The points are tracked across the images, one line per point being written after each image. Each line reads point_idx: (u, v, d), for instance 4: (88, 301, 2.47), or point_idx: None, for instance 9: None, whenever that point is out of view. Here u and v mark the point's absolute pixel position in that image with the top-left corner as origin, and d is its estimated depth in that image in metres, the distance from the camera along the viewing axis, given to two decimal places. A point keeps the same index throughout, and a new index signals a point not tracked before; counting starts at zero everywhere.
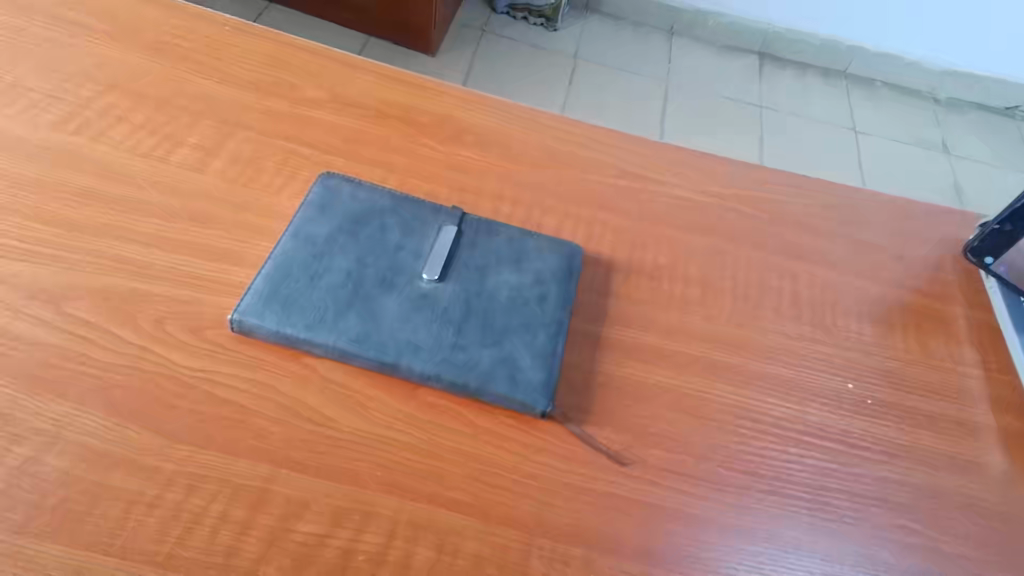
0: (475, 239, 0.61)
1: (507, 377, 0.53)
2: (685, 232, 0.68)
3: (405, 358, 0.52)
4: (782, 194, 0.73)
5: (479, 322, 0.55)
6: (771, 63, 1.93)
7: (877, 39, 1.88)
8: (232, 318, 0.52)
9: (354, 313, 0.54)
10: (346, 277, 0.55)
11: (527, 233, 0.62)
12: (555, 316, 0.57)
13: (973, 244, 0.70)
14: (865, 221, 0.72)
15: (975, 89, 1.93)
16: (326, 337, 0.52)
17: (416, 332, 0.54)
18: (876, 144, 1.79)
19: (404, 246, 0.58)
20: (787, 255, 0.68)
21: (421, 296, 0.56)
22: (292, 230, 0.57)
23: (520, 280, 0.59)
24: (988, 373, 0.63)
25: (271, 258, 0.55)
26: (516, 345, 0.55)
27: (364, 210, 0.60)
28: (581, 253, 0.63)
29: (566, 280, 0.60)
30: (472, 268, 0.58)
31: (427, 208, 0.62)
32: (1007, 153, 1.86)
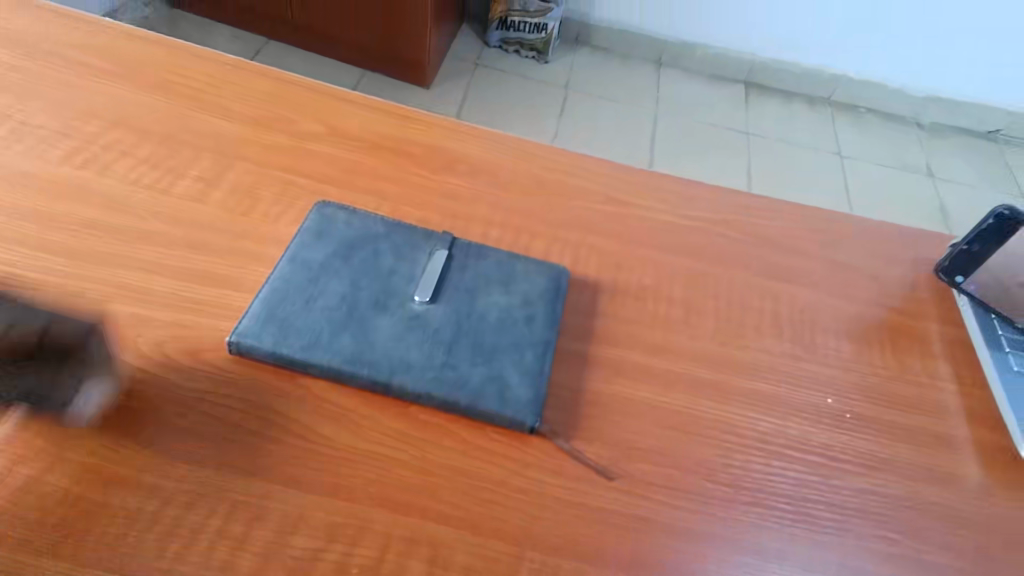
0: (464, 261, 0.63)
1: (497, 394, 0.55)
2: (669, 254, 0.71)
3: (398, 376, 0.54)
4: (761, 217, 0.76)
5: (469, 341, 0.57)
6: (756, 91, 1.99)
7: (859, 66, 1.94)
8: (231, 340, 0.54)
9: (349, 333, 0.56)
10: (340, 300, 0.57)
11: (515, 256, 0.65)
12: (543, 335, 0.60)
13: (943, 263, 0.72)
14: (842, 242, 0.75)
15: (955, 113, 1.99)
16: (322, 357, 0.54)
17: (409, 352, 0.56)
18: (859, 167, 1.84)
19: (396, 268, 0.61)
20: (767, 275, 0.70)
21: (413, 316, 0.58)
22: (289, 255, 0.60)
23: (508, 300, 0.61)
24: (964, 387, 0.65)
25: (268, 280, 0.58)
26: (506, 363, 0.57)
27: (358, 236, 0.63)
28: (567, 276, 0.65)
29: (554, 301, 0.62)
30: (462, 289, 0.61)
31: (419, 234, 0.64)
32: (993, 175, 1.90)
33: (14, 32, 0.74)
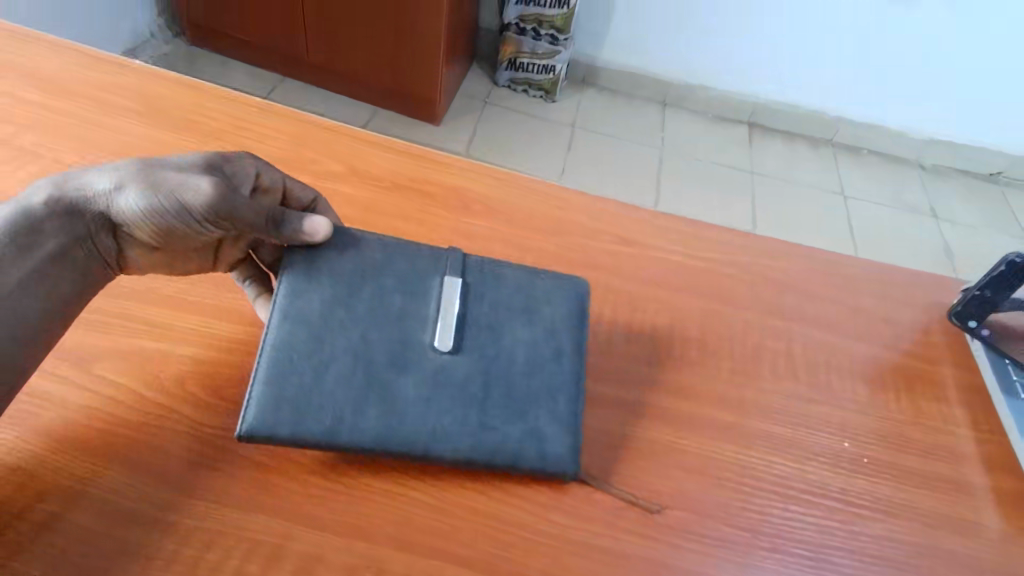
0: (480, 292, 0.59)
1: (539, 448, 0.54)
2: (683, 295, 0.71)
3: (434, 445, 0.52)
4: (773, 259, 0.77)
5: (500, 392, 0.55)
6: (759, 132, 2.02)
7: (861, 110, 1.97)
8: (241, 431, 0.49)
9: (373, 404, 0.52)
10: (355, 362, 0.53)
11: (530, 274, 0.62)
12: (572, 374, 0.58)
13: (957, 307, 0.72)
14: (853, 284, 0.76)
15: (956, 157, 2.01)
16: (348, 437, 0.50)
17: (441, 416, 0.53)
18: (862, 208, 1.85)
19: (407, 311, 0.56)
20: (780, 317, 0.71)
21: (438, 370, 0.54)
22: (281, 308, 0.53)
23: (533, 335, 0.59)
24: (980, 433, 0.65)
25: (268, 342, 0.52)
26: (541, 414, 0.55)
27: (358, 271, 0.57)
28: (588, 291, 0.63)
29: (577, 325, 0.60)
30: (484, 326, 0.58)
31: (425, 258, 0.59)
32: (996, 218, 1.92)
33: (45, 72, 0.77)
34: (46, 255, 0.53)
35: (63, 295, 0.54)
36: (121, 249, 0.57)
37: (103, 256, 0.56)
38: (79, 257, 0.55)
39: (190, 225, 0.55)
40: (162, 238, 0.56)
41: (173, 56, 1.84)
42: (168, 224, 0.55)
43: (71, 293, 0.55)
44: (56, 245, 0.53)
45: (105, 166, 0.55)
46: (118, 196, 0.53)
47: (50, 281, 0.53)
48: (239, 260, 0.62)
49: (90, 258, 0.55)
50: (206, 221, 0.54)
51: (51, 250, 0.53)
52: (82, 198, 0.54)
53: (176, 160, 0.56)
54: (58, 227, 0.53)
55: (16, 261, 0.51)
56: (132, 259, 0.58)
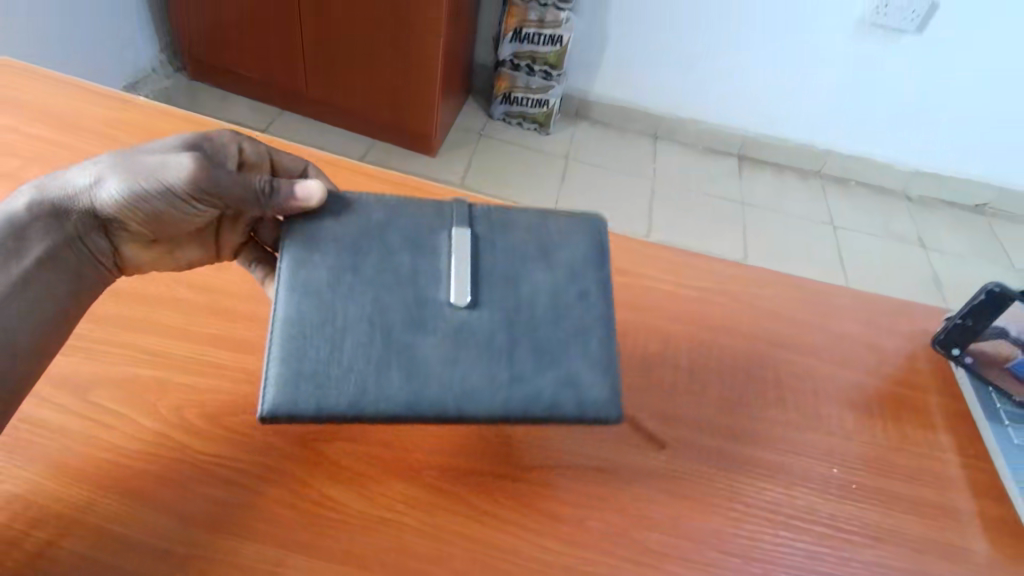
0: (494, 241, 0.57)
1: (576, 397, 0.53)
2: (673, 323, 0.73)
3: (465, 406, 0.51)
4: (761, 287, 0.79)
5: (528, 342, 0.54)
6: (749, 164, 2.06)
7: (848, 143, 2.02)
8: (261, 413, 0.48)
9: (395, 370, 0.51)
10: (371, 330, 0.52)
11: (543, 216, 0.60)
12: (600, 314, 0.56)
13: (939, 336, 0.73)
14: (840, 312, 0.77)
15: (942, 188, 2.06)
16: (374, 408, 0.50)
17: (469, 374, 0.52)
18: (851, 238, 1.88)
19: (417, 270, 0.55)
20: (768, 344, 0.72)
21: (458, 327, 0.53)
22: (288, 281, 0.52)
23: (555, 279, 0.57)
24: (966, 459, 0.66)
25: (278, 320, 0.51)
26: (573, 360, 0.54)
27: (362, 234, 0.55)
28: (607, 227, 0.61)
29: (599, 262, 0.58)
30: (503, 276, 0.56)
31: (430, 212, 0.58)
32: (983, 247, 1.95)
33: (50, 108, 0.79)
34: (38, 255, 0.55)
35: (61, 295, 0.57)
36: (115, 246, 0.60)
37: (99, 257, 0.59)
38: (71, 258, 0.57)
39: (178, 205, 0.57)
40: (153, 224, 0.59)
41: (173, 90, 1.88)
42: (157, 208, 0.57)
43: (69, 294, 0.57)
44: (46, 247, 0.56)
45: (80, 166, 0.58)
46: (99, 190, 0.56)
47: (42, 282, 0.55)
48: (241, 245, 0.66)
49: (85, 258, 0.58)
50: (191, 198, 0.57)
51: (44, 250, 0.56)
52: (65, 197, 0.56)
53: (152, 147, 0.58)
54: (44, 229, 0.56)
55: (8, 265, 0.53)
56: (131, 254, 0.62)
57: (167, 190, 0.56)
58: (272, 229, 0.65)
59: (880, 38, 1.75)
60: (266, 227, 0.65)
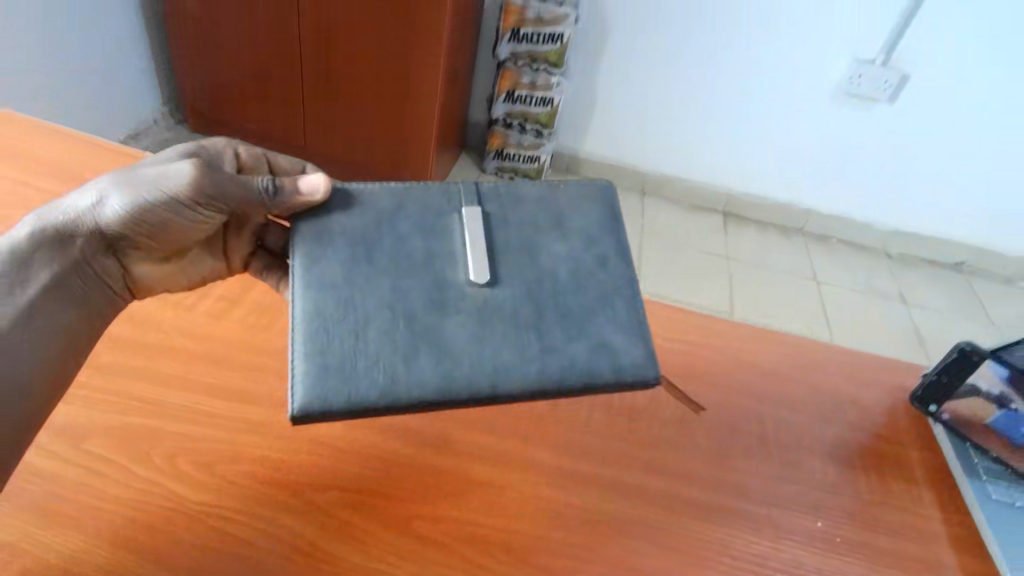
0: (506, 218, 0.60)
1: (610, 361, 0.56)
2: (661, 375, 0.74)
3: (500, 382, 0.53)
4: (747, 340, 0.81)
5: (553, 312, 0.57)
6: (734, 220, 2.11)
7: (828, 202, 2.09)
8: (292, 412, 0.50)
9: (424, 355, 0.53)
10: (394, 319, 0.54)
11: (550, 189, 0.62)
12: (620, 278, 0.60)
13: (917, 391, 0.75)
14: (823, 366, 0.80)
15: (920, 247, 2.12)
16: (410, 393, 0.51)
17: (500, 350, 0.54)
18: (833, 294, 1.92)
19: (432, 253, 0.57)
20: (753, 397, 0.74)
21: (482, 305, 0.56)
22: (305, 278, 0.54)
23: (571, 247, 0.60)
24: (948, 513, 0.67)
25: (301, 317, 0.53)
26: (600, 326, 0.57)
27: (373, 224, 0.57)
28: (614, 195, 0.64)
29: (611, 228, 0.62)
30: (520, 251, 0.59)
31: (438, 196, 0.60)
32: (962, 304, 2.00)
33: (51, 158, 0.82)
34: (45, 279, 0.58)
35: (66, 321, 0.59)
36: (126, 265, 0.63)
37: (108, 277, 0.62)
38: (77, 283, 0.60)
39: (182, 213, 0.60)
40: (159, 235, 0.62)
41: (173, 141, 1.93)
42: (162, 218, 0.60)
43: (74, 322, 0.59)
44: (52, 273, 0.58)
45: (78, 191, 0.60)
46: (103, 209, 0.59)
47: (45, 309, 0.57)
48: (250, 253, 0.72)
49: (93, 280, 0.61)
50: (195, 205, 0.60)
51: (52, 273, 0.58)
52: (68, 221, 0.59)
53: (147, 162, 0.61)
54: (49, 255, 0.58)
55: (14, 293, 0.56)
56: (140, 271, 0.65)
57: (168, 202, 0.59)
58: (278, 233, 0.73)
59: (854, 107, 1.86)
60: (272, 231, 0.73)
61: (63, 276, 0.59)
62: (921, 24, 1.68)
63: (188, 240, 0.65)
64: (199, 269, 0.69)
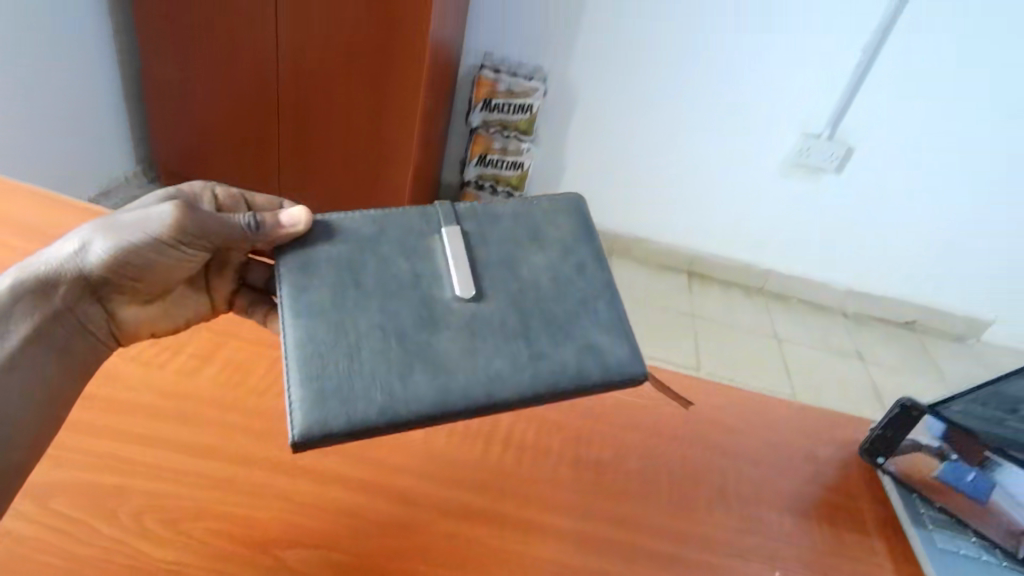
0: (484, 234, 0.63)
1: (598, 362, 0.59)
2: (625, 429, 0.77)
3: (495, 390, 0.56)
4: (707, 395, 0.84)
5: (539, 320, 0.60)
6: (699, 280, 2.19)
7: (787, 262, 2.18)
8: (294, 438, 0.51)
9: (420, 371, 0.55)
10: (386, 340, 0.56)
11: (525, 204, 0.66)
12: (600, 283, 0.63)
13: (865, 444, 0.79)
14: (779, 419, 0.83)
15: (875, 306, 2.21)
16: (411, 407, 0.54)
17: (493, 360, 0.57)
18: (795, 351, 1.99)
19: (417, 274, 0.59)
20: (713, 451, 0.77)
21: (471, 319, 0.58)
22: (295, 307, 0.56)
23: (549, 257, 0.63)
24: (898, 563, 0.70)
25: (295, 345, 0.54)
26: (585, 329, 0.61)
27: (355, 250, 0.60)
28: (584, 205, 0.68)
29: (586, 237, 0.65)
30: (501, 265, 0.62)
31: (416, 218, 0.62)
32: (917, 361, 2.08)
33: (22, 217, 0.84)
34: (31, 327, 0.58)
35: (47, 377, 0.59)
36: (110, 310, 0.65)
37: (92, 322, 0.63)
38: (59, 335, 0.60)
39: (167, 252, 0.63)
40: (142, 276, 0.64)
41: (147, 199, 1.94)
42: (147, 258, 0.63)
43: (55, 380, 0.60)
44: (33, 324, 0.58)
45: (56, 241, 0.61)
46: (87, 254, 0.60)
47: (28, 358, 0.58)
48: (233, 292, 0.76)
49: (75, 328, 0.62)
50: (179, 243, 0.63)
51: (38, 321, 0.58)
52: (52, 269, 0.60)
53: (125, 208, 0.63)
54: (30, 306, 0.58)
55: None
56: (124, 315, 0.66)
57: (153, 243, 0.62)
58: (260, 269, 0.78)
59: (806, 174, 1.98)
60: (254, 268, 0.77)
61: (45, 327, 0.59)
62: (862, 100, 1.82)
63: (170, 281, 0.68)
64: (182, 310, 0.72)
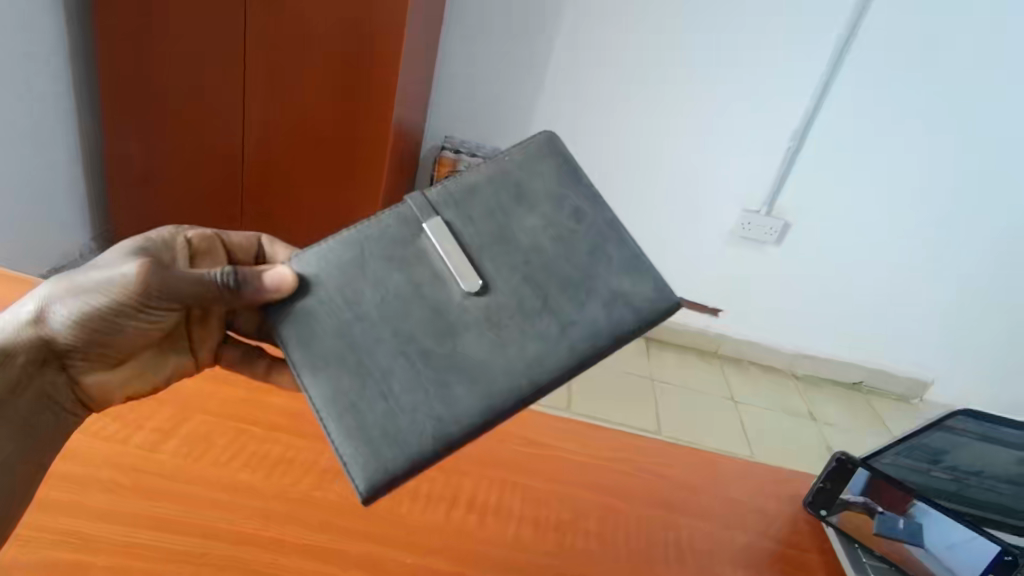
0: (469, 214, 0.65)
1: (625, 308, 0.61)
2: (584, 490, 0.80)
3: (535, 374, 0.59)
4: (661, 455, 0.87)
5: (555, 285, 0.62)
6: (655, 345, 2.26)
7: (737, 327, 2.27)
8: (360, 493, 0.54)
9: (458, 384, 0.58)
10: (411, 368, 0.59)
11: (499, 170, 0.67)
12: (597, 222, 0.65)
13: (809, 498, 0.83)
14: (730, 477, 0.87)
15: (823, 368, 2.31)
16: (462, 420, 0.57)
17: (524, 346, 0.60)
18: (751, 412, 2.05)
19: (418, 285, 0.63)
20: (667, 509, 0.80)
21: (486, 313, 0.61)
22: (315, 367, 0.60)
23: (544, 214, 0.65)
24: None
25: (328, 400, 0.58)
26: (602, 276, 0.63)
27: (348, 284, 0.63)
28: (556, 138, 0.69)
29: (571, 179, 0.67)
30: (499, 242, 0.64)
31: (395, 224, 0.65)
32: (867, 419, 2.15)
33: None
34: None
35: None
36: (77, 376, 0.67)
37: (53, 390, 0.65)
38: (11, 411, 0.62)
39: (136, 315, 0.65)
40: (105, 341, 0.66)
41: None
42: (113, 324, 0.64)
43: (9, 456, 0.60)
44: None
45: (19, 305, 0.63)
46: (50, 321, 0.62)
47: None
48: (220, 344, 0.80)
49: (32, 397, 0.63)
50: (147, 306, 0.64)
51: None
52: (11, 336, 0.62)
53: (90, 266, 0.64)
54: None
55: None
56: (90, 381, 0.68)
57: (118, 308, 0.63)
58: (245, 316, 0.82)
59: (750, 247, 2.11)
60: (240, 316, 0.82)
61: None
62: (795, 179, 1.98)
63: (137, 342, 0.69)
64: (162, 370, 0.74)
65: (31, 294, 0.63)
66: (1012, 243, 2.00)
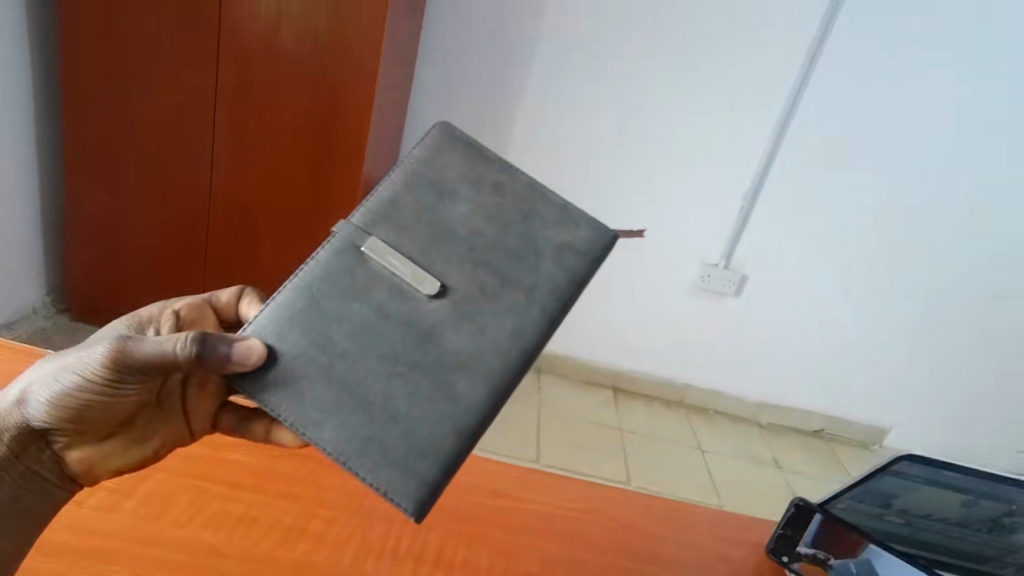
0: (403, 228, 0.67)
1: (571, 253, 0.66)
2: (551, 542, 0.80)
3: (521, 341, 0.62)
4: (627, 504, 0.88)
5: (506, 258, 0.65)
6: (623, 395, 2.28)
7: (701, 377, 2.31)
8: (411, 513, 0.56)
9: (457, 381, 0.61)
10: (407, 389, 0.60)
11: (411, 176, 0.69)
12: (516, 188, 0.68)
13: (772, 544, 0.86)
14: (694, 525, 0.88)
15: (786, 417, 2.35)
16: (473, 409, 0.60)
17: (501, 321, 0.63)
18: (717, 460, 2.07)
19: (381, 308, 0.64)
20: (633, 559, 0.80)
21: (454, 310, 0.63)
22: (317, 419, 0.60)
23: (469, 199, 0.67)
24: None
25: (344, 443, 0.59)
26: (541, 232, 0.66)
27: (313, 330, 0.64)
28: (447, 124, 0.71)
29: (476, 158, 0.69)
30: (442, 240, 0.66)
31: (333, 261, 0.67)
32: (830, 467, 2.19)
33: None
34: None
35: None
36: (62, 454, 0.66)
37: (39, 468, 0.64)
38: None
39: (118, 387, 0.64)
40: (84, 416, 0.64)
41: (52, 330, 1.92)
42: (97, 396, 0.64)
43: None
44: None
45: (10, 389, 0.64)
46: (36, 400, 0.63)
47: None
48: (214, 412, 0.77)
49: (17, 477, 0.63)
50: (128, 377, 0.63)
51: None
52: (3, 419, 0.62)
53: (78, 346, 0.66)
54: None
55: None
56: (74, 459, 0.66)
57: (98, 381, 0.63)
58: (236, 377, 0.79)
59: (709, 298, 2.17)
60: None
61: None
62: (750, 230, 2.06)
63: (120, 412, 0.67)
64: (151, 442, 0.72)
65: (21, 378, 0.65)
66: (952, 292, 2.11)
